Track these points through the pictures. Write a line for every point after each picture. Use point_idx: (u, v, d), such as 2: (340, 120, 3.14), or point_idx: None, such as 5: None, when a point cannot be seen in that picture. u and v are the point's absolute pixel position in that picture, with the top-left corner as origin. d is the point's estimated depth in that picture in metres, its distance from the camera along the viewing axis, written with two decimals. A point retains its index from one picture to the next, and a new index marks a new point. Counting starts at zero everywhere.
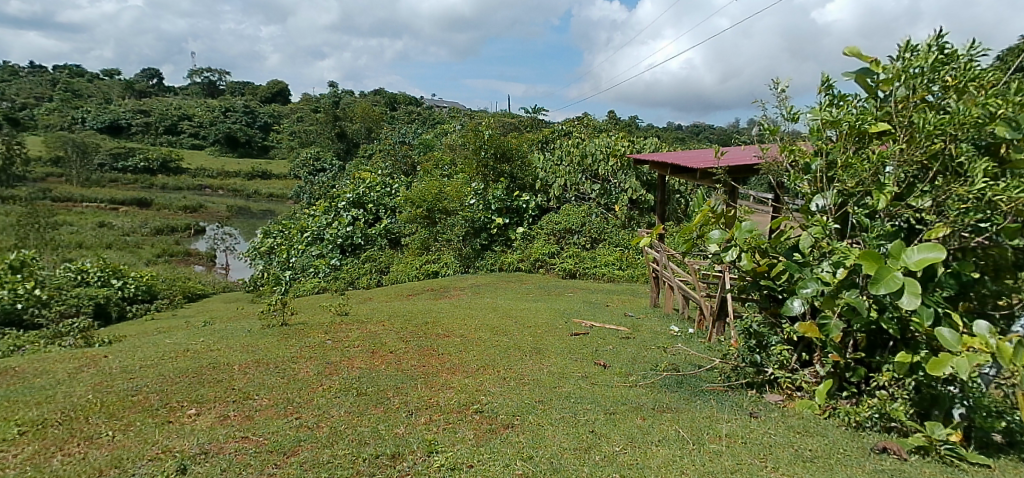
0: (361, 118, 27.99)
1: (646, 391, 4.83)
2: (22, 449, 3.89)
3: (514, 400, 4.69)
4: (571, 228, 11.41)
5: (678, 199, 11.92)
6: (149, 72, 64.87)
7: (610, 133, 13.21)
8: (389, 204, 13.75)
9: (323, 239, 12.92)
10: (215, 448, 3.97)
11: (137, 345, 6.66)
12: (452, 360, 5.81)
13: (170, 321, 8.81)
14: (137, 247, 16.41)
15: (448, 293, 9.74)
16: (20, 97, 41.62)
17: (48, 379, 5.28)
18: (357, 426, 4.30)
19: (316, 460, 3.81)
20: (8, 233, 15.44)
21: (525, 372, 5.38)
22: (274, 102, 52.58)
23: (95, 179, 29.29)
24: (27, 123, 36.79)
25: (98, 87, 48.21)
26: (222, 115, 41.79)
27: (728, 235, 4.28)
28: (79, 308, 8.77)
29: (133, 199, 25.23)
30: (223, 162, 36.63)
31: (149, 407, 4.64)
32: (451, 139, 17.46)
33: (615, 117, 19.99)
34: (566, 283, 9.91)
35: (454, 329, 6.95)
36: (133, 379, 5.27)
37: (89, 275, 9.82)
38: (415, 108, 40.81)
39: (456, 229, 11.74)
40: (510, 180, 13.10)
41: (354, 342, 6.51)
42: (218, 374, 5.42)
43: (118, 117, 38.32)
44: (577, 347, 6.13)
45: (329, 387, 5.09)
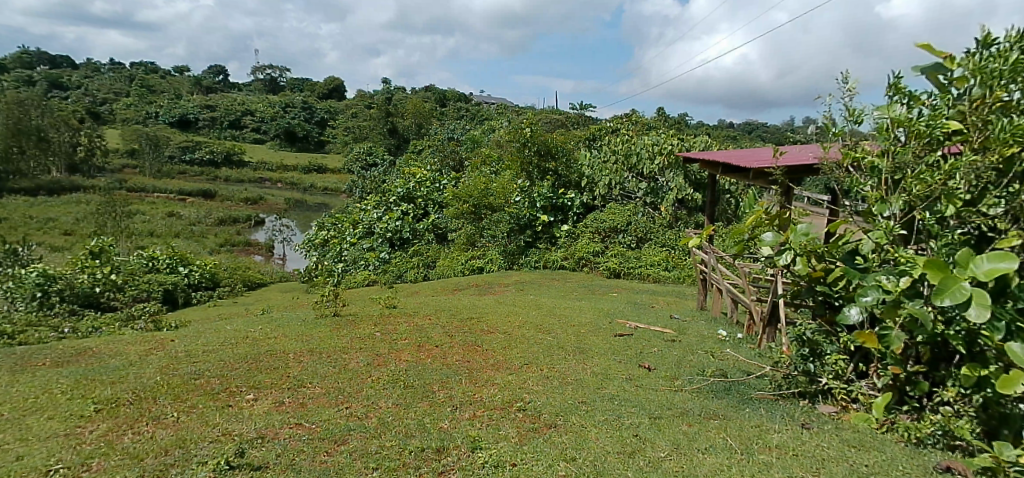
0: (412, 114, 28.36)
1: (692, 396, 4.77)
2: (98, 425, 4.16)
3: (558, 400, 4.70)
4: (617, 227, 11.28)
5: (728, 199, 11.65)
6: (218, 69, 67.44)
7: (660, 131, 12.94)
8: (437, 199, 13.85)
9: (374, 232, 13.26)
10: (270, 433, 4.15)
11: (201, 331, 6.99)
12: (497, 357, 5.87)
13: (231, 308, 9.19)
14: (201, 235, 17.19)
15: (493, 289, 9.80)
16: (100, 92, 44.19)
17: (121, 361, 5.60)
18: (404, 418, 4.41)
19: (364, 450, 3.93)
20: (87, 220, 16.44)
21: (568, 372, 5.38)
22: (330, 98, 54.01)
23: (166, 171, 30.89)
24: (105, 117, 39.11)
25: (169, 83, 50.72)
26: (281, 110, 43.17)
27: (783, 239, 4.18)
28: (150, 293, 9.29)
29: (198, 190, 26.38)
30: (282, 156, 37.89)
31: (210, 390, 4.89)
32: (498, 135, 17.49)
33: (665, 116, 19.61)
34: (612, 283, 9.84)
35: (499, 325, 7.02)
36: (196, 363, 5.54)
37: (158, 262, 10.31)
38: (464, 104, 41.09)
39: (502, 225, 11.78)
40: (555, 177, 13.03)
41: (402, 335, 6.65)
42: (274, 361, 5.65)
43: (186, 112, 40.23)
44: (622, 348, 6.09)
45: (377, 379, 5.22)
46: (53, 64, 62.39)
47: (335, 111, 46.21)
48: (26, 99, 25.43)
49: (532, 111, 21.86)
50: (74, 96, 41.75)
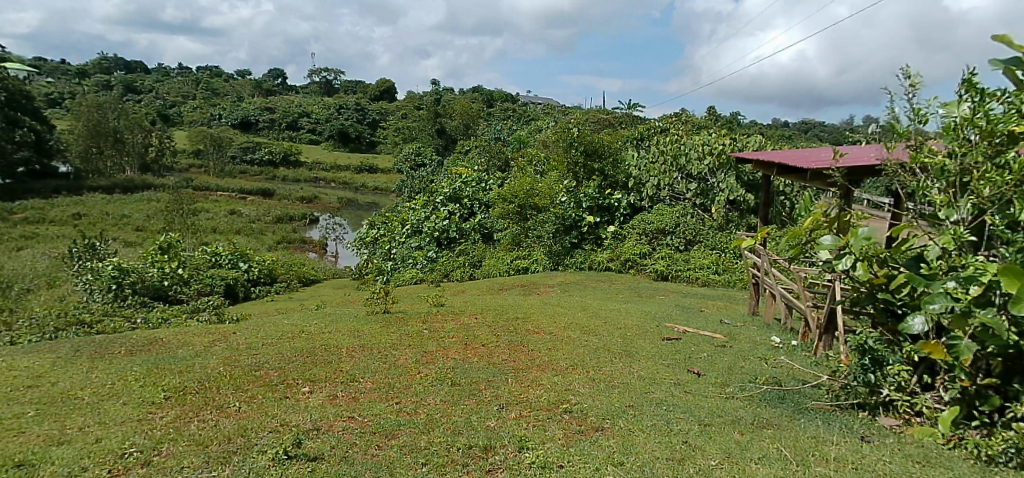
0: (459, 115, 28.65)
1: (744, 404, 4.67)
2: (167, 411, 4.39)
3: (604, 403, 4.68)
4: (664, 228, 11.11)
5: (782, 201, 11.30)
6: (276, 72, 69.76)
7: (710, 130, 12.65)
8: (483, 199, 13.94)
9: (422, 231, 13.47)
10: (325, 425, 4.30)
11: (260, 324, 7.28)
12: (543, 357, 5.89)
13: (287, 303, 9.52)
14: (260, 233, 17.85)
15: (538, 290, 9.82)
16: (169, 95, 46.49)
17: (187, 351, 5.89)
18: (451, 415, 4.48)
19: (414, 445, 4.01)
20: (157, 217, 17.32)
21: (615, 375, 5.35)
22: (381, 99, 55.14)
23: (228, 171, 32.24)
24: (173, 120, 41.17)
25: (231, 87, 52.88)
26: (335, 111, 44.32)
27: (842, 243, 4.00)
28: (213, 287, 9.72)
29: (258, 189, 27.37)
30: (335, 155, 38.93)
31: (269, 382, 5.09)
32: (545, 135, 17.49)
33: (716, 115, 19.15)
34: (658, 285, 9.73)
35: (544, 325, 7.04)
36: (257, 355, 5.78)
37: (221, 258, 10.77)
38: (511, 104, 41.15)
39: (547, 226, 11.77)
40: (602, 178, 12.91)
41: (450, 333, 6.75)
42: (329, 355, 5.83)
43: (247, 114, 41.87)
44: (669, 352, 6.01)
45: (425, 375, 5.32)
46: (127, 68, 65.94)
47: (385, 112, 47.11)
48: (104, 102, 27.00)
49: (579, 111, 21.75)
50: (145, 99, 44.04)
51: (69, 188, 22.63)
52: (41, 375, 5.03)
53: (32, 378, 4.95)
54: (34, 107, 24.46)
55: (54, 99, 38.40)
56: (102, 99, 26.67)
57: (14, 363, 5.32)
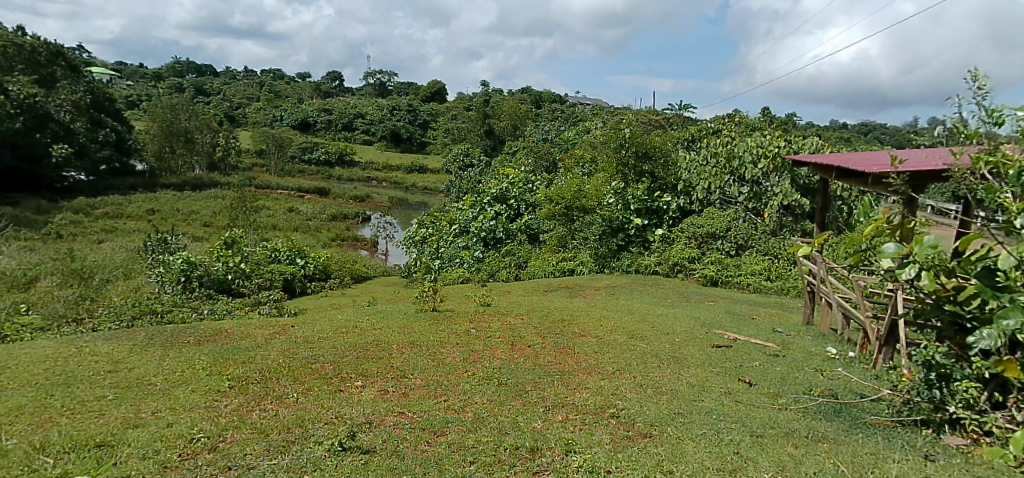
0: (508, 116, 28.79)
1: (798, 416, 4.55)
2: (231, 400, 4.62)
3: (652, 410, 4.65)
4: (714, 233, 10.86)
5: (839, 206, 10.91)
6: (333, 74, 71.59)
7: (766, 132, 12.28)
8: (530, 200, 13.98)
9: (470, 231, 13.62)
10: (377, 419, 4.42)
11: (316, 319, 7.53)
12: (589, 360, 5.89)
13: (340, 299, 9.81)
14: (316, 230, 18.43)
15: (583, 292, 9.80)
16: (234, 97, 48.55)
17: (250, 343, 6.16)
18: (498, 415, 4.54)
19: (462, 442, 4.09)
20: (222, 213, 18.12)
21: (662, 381, 5.30)
22: (432, 101, 55.98)
23: (288, 170, 33.43)
24: (238, 121, 43.03)
25: (291, 88, 54.78)
26: (387, 112, 45.22)
27: (906, 251, 3.78)
28: (272, 282, 10.11)
29: (314, 188, 28.23)
30: (387, 156, 39.76)
31: (324, 375, 5.27)
32: (593, 136, 17.36)
33: (771, 116, 18.57)
34: (708, 291, 9.55)
35: (591, 329, 7.02)
36: (313, 348, 6.00)
37: (280, 254, 11.16)
38: (560, 105, 41.00)
39: (594, 228, 11.70)
40: (652, 180, 12.53)
41: (496, 333, 6.81)
42: (380, 351, 5.99)
43: (305, 115, 43.27)
44: (719, 360, 5.91)
45: (473, 374, 5.40)
46: (198, 72, 69.22)
47: (435, 114, 47.80)
48: (177, 104, 28.43)
49: (629, 112, 21.52)
50: (213, 101, 46.13)
51: (144, 186, 23.93)
52: (120, 360, 5.36)
53: (111, 363, 5.28)
54: (115, 108, 26.00)
55: (132, 101, 40.71)
56: (175, 101, 28.11)
57: (95, 348, 5.69)
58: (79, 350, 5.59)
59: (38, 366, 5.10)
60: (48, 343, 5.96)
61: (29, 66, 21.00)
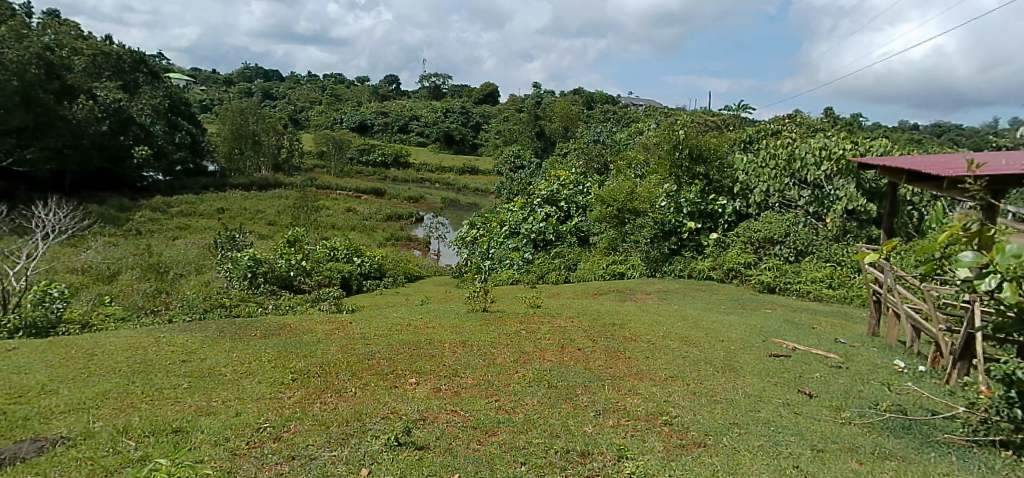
0: (560, 117, 28.77)
1: (862, 432, 4.37)
2: (294, 392, 4.80)
3: (707, 419, 4.56)
4: (772, 237, 10.47)
5: (909, 211, 10.38)
6: (390, 77, 73.16)
7: (829, 133, 11.79)
8: (580, 203, 13.91)
9: (519, 233, 13.67)
10: (431, 416, 4.51)
11: (373, 316, 7.75)
12: (640, 366, 5.82)
13: (394, 297, 10.03)
14: (372, 229, 18.89)
15: (634, 296, 9.68)
16: (298, 101, 50.38)
17: (311, 337, 6.40)
18: (548, 417, 4.55)
19: (513, 443, 4.12)
20: (284, 213, 18.83)
21: (716, 390, 5.19)
22: (485, 103, 56.52)
23: (347, 171, 34.47)
24: (301, 124, 44.69)
25: (351, 92, 56.43)
26: (441, 114, 45.88)
27: (986, 260, 3.50)
28: (331, 280, 10.45)
29: (370, 189, 28.93)
30: (440, 157, 40.37)
31: (380, 371, 5.40)
32: (647, 137, 17.09)
33: (834, 117, 17.84)
34: (765, 298, 9.27)
35: (642, 334, 6.92)
36: (370, 345, 6.16)
37: (338, 252, 11.50)
38: (612, 106, 40.64)
39: (646, 231, 11.52)
40: (706, 182, 12.26)
41: (547, 335, 6.83)
42: (432, 349, 6.09)
43: (364, 118, 44.49)
44: (777, 370, 5.73)
45: (523, 375, 5.44)
46: (265, 76, 72.18)
47: (487, 115, 48.16)
48: (246, 108, 29.70)
49: (685, 113, 21.11)
50: (278, 105, 48.09)
51: (214, 186, 25.12)
52: (193, 351, 5.66)
53: (186, 354, 5.58)
54: (190, 112, 27.41)
55: (206, 104, 42.88)
56: (244, 105, 29.42)
57: (172, 339, 6.03)
58: (157, 341, 5.93)
59: (121, 354, 5.45)
60: (130, 333, 6.35)
61: (115, 73, 22.43)
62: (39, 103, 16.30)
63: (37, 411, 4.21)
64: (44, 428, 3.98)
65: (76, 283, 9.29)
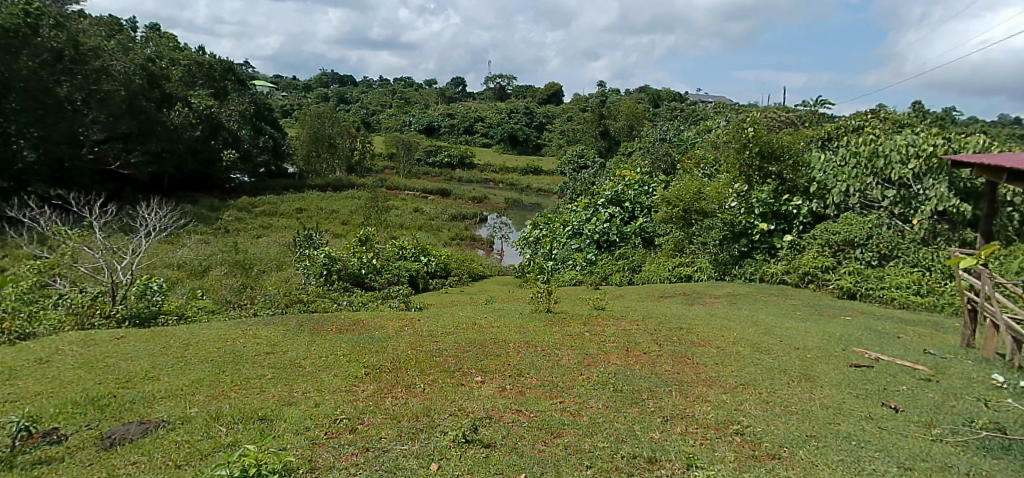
0: (625, 116, 28.52)
1: (956, 450, 4.10)
2: (367, 386, 4.98)
3: (781, 430, 4.40)
4: (853, 240, 9.96)
5: (1009, 213, 9.60)
6: (457, 79, 74.57)
7: (917, 129, 11.07)
8: (645, 203, 13.68)
9: (583, 233, 13.58)
10: (497, 415, 4.57)
11: (440, 314, 7.92)
12: (709, 372, 5.68)
13: (461, 296, 10.21)
14: (438, 229, 19.27)
15: (702, 300, 9.43)
16: (370, 104, 52.08)
17: (382, 333, 6.61)
18: (614, 422, 4.51)
19: (579, 446, 4.12)
20: (356, 212, 19.51)
21: (792, 400, 4.99)
22: (549, 103, 56.62)
23: (414, 172, 35.38)
24: (371, 127, 46.18)
25: (420, 95, 57.79)
26: (505, 114, 46.21)
27: None
28: (400, 278, 10.75)
29: (436, 189, 29.52)
30: (504, 158, 40.73)
31: (447, 368, 5.52)
32: (716, 135, 16.60)
33: (922, 112, 16.75)
34: (844, 304, 8.84)
35: (711, 339, 6.73)
36: (437, 342, 6.30)
37: (406, 251, 11.80)
38: (679, 104, 39.81)
39: (714, 232, 11.18)
40: (779, 182, 11.81)
41: (611, 337, 6.77)
42: (498, 349, 6.16)
43: (431, 120, 45.47)
44: (859, 381, 5.46)
45: (588, 378, 5.41)
46: (340, 81, 74.89)
47: (551, 115, 48.18)
48: (324, 111, 30.67)
49: (756, 110, 20.38)
50: (351, 109, 49.89)
51: (295, 187, 26.25)
52: (276, 343, 5.98)
53: (270, 346, 5.89)
54: (273, 117, 28.68)
55: (286, 109, 44.93)
56: (320, 110, 30.63)
57: (257, 331, 6.39)
58: (244, 333, 6.30)
59: (212, 344, 5.82)
60: (220, 324, 6.78)
61: (206, 81, 23.94)
62: (142, 110, 17.65)
63: (142, 395, 4.56)
64: (147, 411, 4.31)
65: (172, 277, 9.98)
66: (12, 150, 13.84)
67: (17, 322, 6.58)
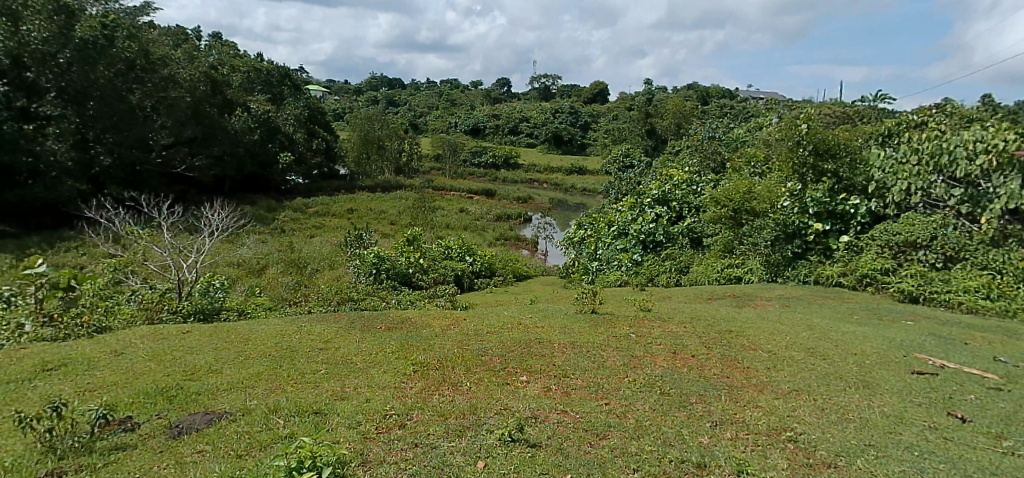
0: (672, 115, 28.06)
1: None
2: (415, 383, 5.07)
3: (838, 438, 4.25)
4: (915, 242, 9.50)
5: None
6: (502, 80, 74.97)
7: (986, 124, 10.49)
8: (693, 203, 13.41)
9: (628, 233, 13.43)
10: (542, 415, 4.58)
11: (485, 314, 7.98)
12: (760, 376, 5.53)
13: (506, 296, 10.27)
14: (483, 229, 19.42)
15: (753, 302, 9.19)
16: (417, 106, 52.90)
17: (429, 331, 6.72)
18: (662, 425, 4.46)
19: (625, 448, 4.09)
20: (404, 213, 19.85)
21: (849, 407, 4.81)
22: (595, 102, 56.29)
23: (460, 173, 35.77)
24: (417, 128, 46.89)
25: (466, 96, 58.34)
26: (550, 114, 46.10)
27: None
28: (446, 277, 10.88)
29: (482, 189, 29.75)
30: (549, 157, 40.67)
31: (493, 368, 5.56)
32: (768, 132, 16.13)
33: (991, 105, 15.87)
34: (905, 308, 8.47)
35: (763, 343, 6.56)
36: (482, 342, 6.35)
37: (452, 251, 11.93)
38: (728, 101, 38.94)
39: (766, 232, 10.82)
40: (835, 180, 11.34)
41: (658, 339, 6.68)
42: (543, 349, 6.17)
43: (476, 121, 45.85)
44: (923, 389, 5.22)
45: (634, 380, 5.36)
46: (389, 84, 76.33)
47: (596, 115, 47.85)
48: (373, 114, 31.38)
49: (811, 106, 19.72)
50: (399, 111, 50.78)
51: (345, 188, 26.90)
52: (329, 340, 6.15)
53: (323, 342, 6.07)
54: (325, 120, 29.49)
55: (337, 113, 46.12)
56: (369, 112, 31.34)
57: (311, 328, 6.60)
58: (298, 329, 6.52)
59: (270, 340, 6.04)
60: (276, 321, 7.03)
61: (263, 86, 24.86)
62: (205, 115, 18.46)
63: (206, 387, 4.79)
64: (211, 403, 4.51)
65: (232, 275, 10.41)
66: (90, 155, 14.61)
67: (95, 316, 7.01)
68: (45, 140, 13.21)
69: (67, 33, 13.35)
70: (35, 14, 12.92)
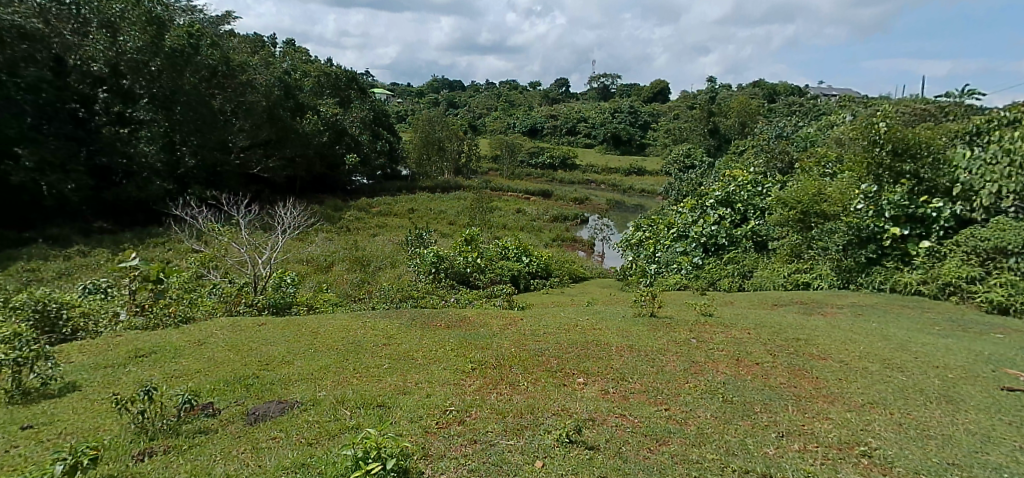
0: (736, 113, 27.22)
1: None
2: (473, 381, 5.15)
3: (916, 455, 4.04)
4: (1006, 248, 8.81)
5: None
6: (561, 81, 74.79)
7: None
8: (759, 205, 12.97)
9: (688, 236, 13.14)
10: (600, 418, 4.56)
11: (542, 314, 8.02)
12: (830, 387, 5.32)
13: (562, 297, 10.27)
14: (539, 230, 19.45)
15: (822, 310, 8.82)
16: (476, 108, 53.46)
17: (487, 331, 6.81)
18: (724, 433, 4.36)
19: (686, 455, 4.03)
20: (463, 213, 20.13)
21: (929, 423, 4.56)
22: (655, 101, 55.33)
23: (517, 174, 35.95)
24: (476, 129, 47.37)
25: (525, 97, 58.49)
26: (609, 114, 45.62)
27: None
28: (503, 278, 10.98)
29: (539, 190, 29.78)
30: (608, 158, 40.27)
31: (550, 368, 5.58)
32: (840, 131, 15.41)
33: None
34: (994, 320, 7.91)
35: (833, 353, 6.28)
36: (539, 342, 6.38)
37: (509, 251, 12.01)
38: (797, 98, 37.45)
39: (837, 236, 10.36)
40: (914, 182, 10.70)
41: (720, 345, 6.52)
42: (600, 351, 6.14)
43: (534, 122, 45.92)
44: (1013, 406, 4.89)
45: (695, 386, 5.26)
46: (450, 86, 77.56)
47: (657, 114, 47.02)
48: (433, 115, 31.94)
49: (887, 103, 18.69)
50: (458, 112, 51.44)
51: (407, 188, 27.51)
52: (391, 336, 6.33)
53: (386, 338, 6.26)
54: (389, 122, 30.26)
55: (400, 115, 47.19)
56: (430, 114, 31.93)
57: (375, 323, 6.82)
58: (363, 325, 6.74)
59: (336, 334, 6.28)
60: (342, 316, 7.31)
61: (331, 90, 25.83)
62: (279, 118, 19.29)
63: (280, 377, 5.03)
64: (284, 392, 4.74)
65: (302, 271, 10.88)
66: (176, 156, 15.39)
67: (180, 306, 7.48)
68: (138, 143, 14.01)
69: (157, 43, 14.37)
70: (132, 25, 14.14)
